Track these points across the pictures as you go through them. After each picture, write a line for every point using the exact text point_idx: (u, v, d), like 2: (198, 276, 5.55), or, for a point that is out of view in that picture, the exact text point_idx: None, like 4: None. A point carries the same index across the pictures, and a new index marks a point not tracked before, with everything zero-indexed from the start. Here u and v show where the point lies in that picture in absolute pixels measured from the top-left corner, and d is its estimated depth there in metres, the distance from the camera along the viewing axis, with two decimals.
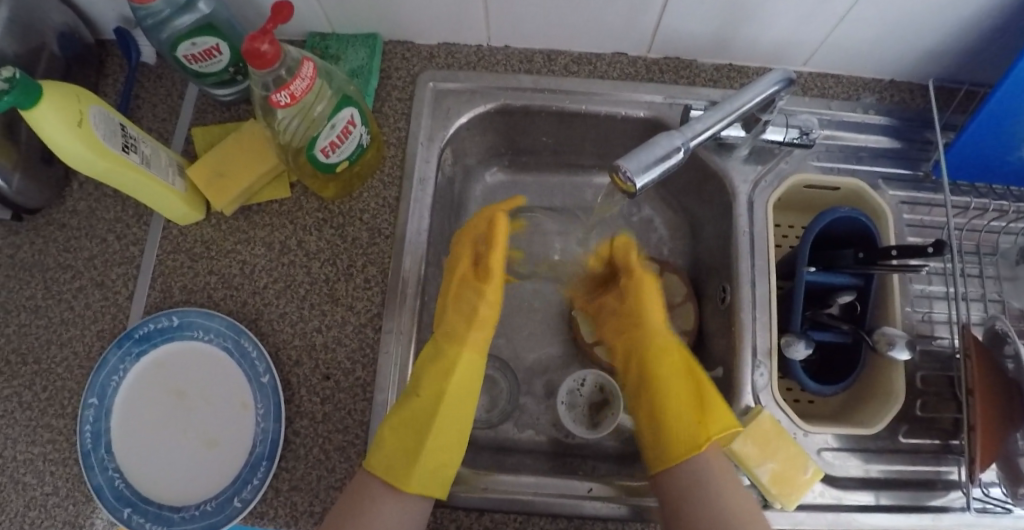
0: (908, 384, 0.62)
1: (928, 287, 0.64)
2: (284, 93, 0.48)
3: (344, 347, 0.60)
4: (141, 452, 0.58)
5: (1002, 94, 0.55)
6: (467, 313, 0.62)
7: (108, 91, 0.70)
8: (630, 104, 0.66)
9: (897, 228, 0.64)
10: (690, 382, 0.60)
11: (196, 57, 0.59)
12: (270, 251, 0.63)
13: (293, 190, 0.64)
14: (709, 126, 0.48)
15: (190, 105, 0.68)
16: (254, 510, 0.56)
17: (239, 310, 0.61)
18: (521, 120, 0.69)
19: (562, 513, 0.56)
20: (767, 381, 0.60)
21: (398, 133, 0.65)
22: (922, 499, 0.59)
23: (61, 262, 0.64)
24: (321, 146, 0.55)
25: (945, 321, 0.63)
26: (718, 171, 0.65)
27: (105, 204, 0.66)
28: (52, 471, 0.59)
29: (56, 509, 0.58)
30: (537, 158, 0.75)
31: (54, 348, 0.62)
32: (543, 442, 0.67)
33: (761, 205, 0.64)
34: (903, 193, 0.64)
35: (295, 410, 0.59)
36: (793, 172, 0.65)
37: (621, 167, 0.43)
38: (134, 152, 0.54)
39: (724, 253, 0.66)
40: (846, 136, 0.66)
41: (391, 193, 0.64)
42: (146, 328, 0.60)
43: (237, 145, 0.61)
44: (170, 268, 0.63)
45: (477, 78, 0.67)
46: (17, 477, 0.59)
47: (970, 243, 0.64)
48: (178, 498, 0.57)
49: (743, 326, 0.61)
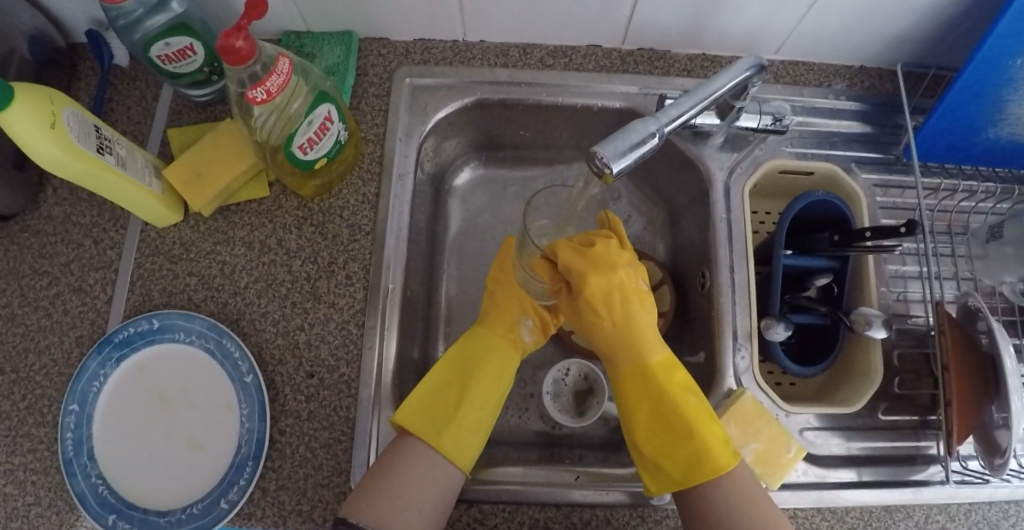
0: (886, 363, 0.63)
1: (902, 267, 0.65)
2: (260, 89, 0.48)
3: (328, 344, 0.60)
4: (124, 457, 0.57)
5: (967, 75, 0.57)
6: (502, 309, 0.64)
7: (81, 95, 0.69)
8: (606, 95, 0.66)
9: (870, 211, 0.65)
10: (663, 409, 0.56)
11: (169, 58, 0.59)
12: (250, 251, 0.63)
13: (272, 190, 0.64)
14: (684, 111, 0.49)
15: (165, 107, 0.67)
16: (241, 511, 0.56)
17: (220, 311, 0.61)
18: (498, 114, 0.69)
19: (551, 501, 0.56)
20: (749, 364, 0.61)
21: (376, 129, 0.65)
22: (903, 475, 0.60)
23: (37, 269, 0.63)
24: (299, 143, 0.55)
25: (920, 300, 0.64)
26: (695, 160, 0.66)
27: (81, 209, 0.65)
28: (33, 480, 0.58)
29: (38, 518, 0.57)
30: (517, 152, 0.75)
31: (32, 355, 0.61)
32: (531, 433, 0.67)
33: (737, 191, 0.65)
34: (875, 176, 0.66)
35: (280, 409, 0.58)
36: (767, 159, 0.66)
37: (598, 153, 0.44)
38: (109, 153, 0.54)
39: (703, 240, 0.67)
40: (819, 122, 0.67)
41: (371, 190, 0.64)
42: (127, 331, 0.59)
43: (214, 145, 0.61)
44: (148, 272, 0.62)
45: (453, 73, 0.67)
46: None
47: (942, 223, 0.65)
48: (164, 503, 0.56)
49: (723, 311, 0.62)
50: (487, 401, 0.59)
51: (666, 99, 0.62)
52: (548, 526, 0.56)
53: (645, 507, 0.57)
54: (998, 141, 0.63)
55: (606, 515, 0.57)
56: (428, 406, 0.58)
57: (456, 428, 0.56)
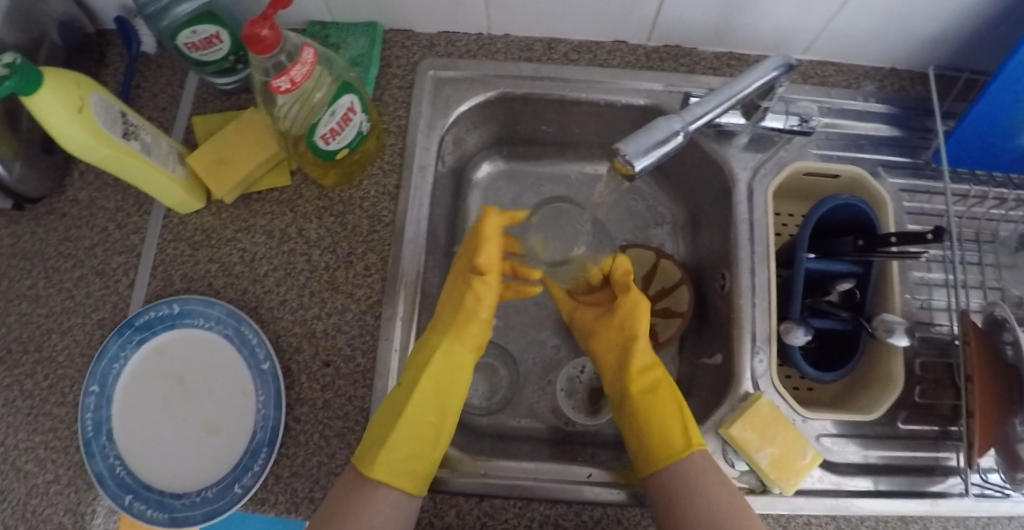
0: (908, 371, 0.62)
1: (927, 274, 0.64)
2: (284, 78, 0.48)
3: (345, 334, 0.60)
4: (141, 439, 0.58)
5: (1000, 81, 0.55)
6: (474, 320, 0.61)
7: (109, 81, 0.70)
8: (630, 92, 0.66)
9: (897, 216, 0.64)
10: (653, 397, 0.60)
11: (196, 46, 0.59)
12: (270, 239, 0.63)
13: (293, 178, 0.65)
14: (709, 110, 0.48)
15: (191, 95, 0.68)
16: (255, 496, 0.57)
17: (239, 298, 0.62)
18: (520, 109, 0.69)
19: (562, 498, 0.56)
20: (766, 368, 0.60)
21: (398, 121, 0.65)
22: (921, 486, 0.59)
23: (62, 251, 0.64)
24: (321, 133, 0.55)
25: (945, 308, 0.63)
26: (718, 159, 0.65)
27: (106, 193, 0.66)
28: (54, 459, 0.59)
29: (58, 496, 0.58)
30: (538, 147, 0.75)
31: (55, 336, 0.62)
32: (543, 429, 0.67)
33: (760, 192, 0.64)
34: (903, 180, 0.64)
35: (296, 397, 0.59)
36: (792, 160, 0.65)
37: (620, 150, 0.43)
38: (134, 139, 0.54)
39: (724, 241, 0.66)
40: (846, 124, 0.66)
41: (391, 181, 0.64)
42: (147, 315, 0.60)
43: (238, 133, 0.61)
44: (170, 257, 0.63)
45: (477, 66, 0.67)
46: (19, 465, 0.59)
47: (970, 231, 0.64)
48: (179, 486, 0.57)
49: (742, 313, 0.62)
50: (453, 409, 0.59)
51: (691, 97, 0.62)
52: (558, 523, 0.56)
53: None
54: None
55: (616, 515, 0.56)
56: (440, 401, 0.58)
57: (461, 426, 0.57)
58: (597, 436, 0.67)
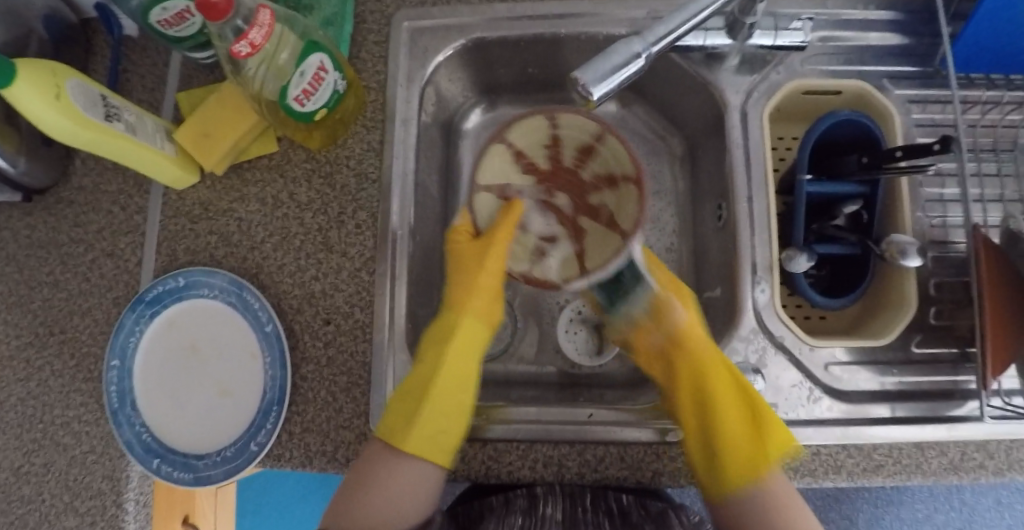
0: (922, 292, 0.60)
1: (942, 191, 0.62)
2: (244, 43, 0.50)
3: (341, 292, 0.61)
4: (163, 408, 0.61)
5: None
6: (477, 294, 0.61)
7: (97, 68, 0.70)
8: (611, 22, 0.64)
9: (906, 129, 0.62)
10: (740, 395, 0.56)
11: (306, 94, 0.56)
12: (264, 206, 0.64)
13: (280, 145, 0.65)
14: (673, 28, 0.45)
15: (176, 73, 0.68)
16: (271, 452, 0.59)
17: (240, 266, 0.63)
18: (504, 52, 0.68)
19: (563, 438, 0.57)
20: (769, 298, 0.59)
21: (377, 76, 0.65)
22: (940, 410, 0.57)
23: (74, 237, 0.67)
24: (296, 95, 0.56)
25: (960, 225, 0.61)
26: (708, 83, 0.63)
27: (108, 177, 0.67)
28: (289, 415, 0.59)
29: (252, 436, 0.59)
30: (526, 90, 0.74)
31: (76, 318, 0.65)
32: (552, 372, 0.68)
33: (755, 117, 0.61)
34: (911, 91, 0.62)
35: (301, 356, 0.60)
36: (786, 81, 0.62)
37: (577, 78, 0.41)
38: (118, 120, 0.56)
39: (721, 170, 0.64)
40: (845, 36, 0.63)
41: (375, 137, 0.64)
42: (156, 290, 0.62)
43: (219, 104, 0.62)
44: (172, 232, 0.65)
45: (453, 12, 0.65)
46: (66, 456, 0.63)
47: (987, 141, 0.62)
48: (201, 447, 0.60)
49: (740, 246, 0.60)
50: (446, 413, 0.56)
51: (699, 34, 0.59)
52: (562, 463, 0.57)
53: (660, 444, 0.57)
54: None
55: (619, 452, 0.57)
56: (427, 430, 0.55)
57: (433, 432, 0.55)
58: (604, 377, 0.68)
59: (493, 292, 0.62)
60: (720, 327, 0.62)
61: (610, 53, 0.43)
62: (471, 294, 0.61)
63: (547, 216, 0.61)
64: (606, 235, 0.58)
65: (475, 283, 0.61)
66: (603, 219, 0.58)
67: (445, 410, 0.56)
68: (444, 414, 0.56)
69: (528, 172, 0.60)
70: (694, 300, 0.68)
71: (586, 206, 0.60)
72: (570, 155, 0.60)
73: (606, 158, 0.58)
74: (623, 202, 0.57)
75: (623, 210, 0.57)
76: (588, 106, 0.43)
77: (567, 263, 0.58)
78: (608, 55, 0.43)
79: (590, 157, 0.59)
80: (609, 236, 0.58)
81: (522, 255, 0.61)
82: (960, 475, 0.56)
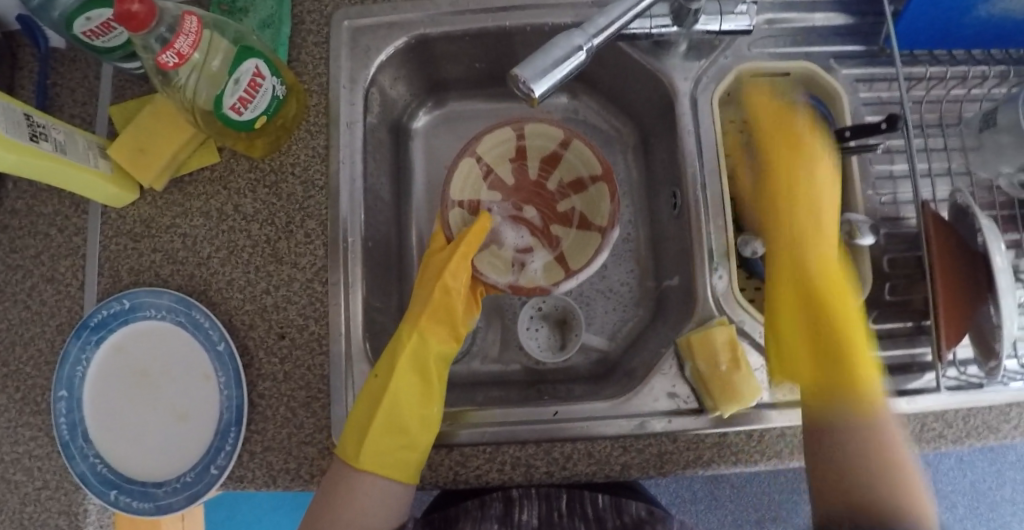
0: (876, 269, 0.61)
1: (891, 168, 0.62)
2: (170, 53, 0.48)
3: (295, 304, 0.59)
4: (117, 436, 0.59)
5: None
6: (436, 307, 0.60)
7: (23, 83, 0.66)
8: (556, 13, 0.62)
9: (853, 107, 0.62)
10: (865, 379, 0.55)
11: (243, 102, 0.54)
12: (209, 220, 0.62)
13: (222, 155, 0.63)
14: (615, 18, 0.44)
15: (108, 86, 0.65)
16: (232, 474, 0.57)
17: (187, 284, 0.61)
18: (450, 48, 0.66)
19: (529, 438, 0.56)
20: (727, 283, 0.59)
21: (319, 79, 0.63)
22: (898, 385, 0.58)
23: (10, 264, 0.63)
24: (232, 104, 0.53)
25: (910, 200, 0.62)
26: (656, 71, 0.62)
27: (42, 199, 0.64)
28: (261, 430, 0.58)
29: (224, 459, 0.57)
30: (476, 85, 0.72)
31: (19, 348, 0.62)
32: (518, 370, 0.68)
33: (705, 102, 0.61)
34: (858, 70, 0.62)
35: (257, 373, 0.59)
36: (732, 65, 0.62)
37: (517, 75, 0.40)
38: (44, 140, 0.53)
39: (675, 158, 0.63)
40: (788, 17, 0.63)
41: (320, 142, 0.62)
42: (101, 314, 0.60)
43: (154, 117, 0.60)
44: (114, 253, 0.62)
45: (393, 9, 0.64)
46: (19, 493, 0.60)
47: (932, 115, 0.62)
48: (159, 474, 0.58)
49: (696, 234, 0.60)
50: (405, 432, 0.55)
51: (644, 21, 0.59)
52: (530, 463, 0.56)
53: (629, 437, 0.56)
54: (991, 20, 0.58)
55: (587, 449, 0.56)
56: (389, 447, 0.55)
57: (391, 451, 0.55)
58: (570, 372, 0.67)
59: (459, 297, 0.61)
60: (680, 315, 0.62)
61: (550, 47, 0.41)
62: (428, 309, 0.60)
63: (519, 229, 0.67)
64: (582, 235, 0.65)
65: (432, 300, 0.60)
66: (575, 220, 0.66)
67: (411, 426, 0.55)
68: (408, 429, 0.55)
69: (495, 186, 0.67)
70: (656, 289, 0.68)
71: (556, 213, 0.67)
72: (531, 166, 0.67)
73: (573, 162, 0.66)
74: (592, 202, 0.65)
75: (596, 208, 0.64)
76: (530, 103, 0.42)
77: (549, 268, 0.64)
78: (549, 48, 0.41)
79: (556, 165, 0.67)
80: (585, 235, 0.65)
81: (504, 268, 0.65)
82: (921, 446, 0.57)
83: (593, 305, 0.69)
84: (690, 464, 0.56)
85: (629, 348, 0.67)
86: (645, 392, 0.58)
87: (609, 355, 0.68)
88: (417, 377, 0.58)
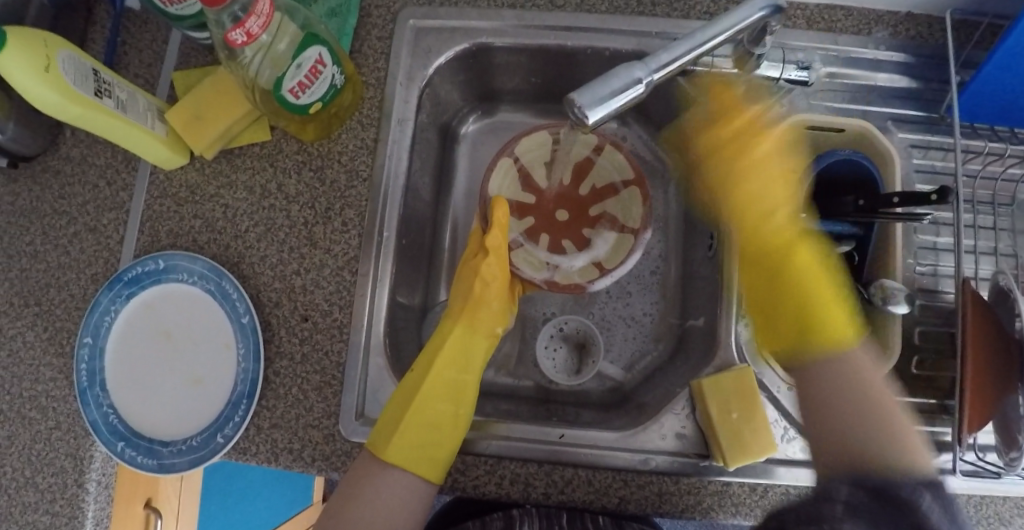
0: (906, 340, 0.60)
1: (935, 239, 0.61)
2: (239, 31, 0.49)
3: (322, 289, 0.60)
4: (132, 391, 0.61)
5: (1007, 44, 0.51)
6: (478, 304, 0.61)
7: (95, 38, 0.68)
8: (618, 39, 0.63)
9: (905, 173, 0.61)
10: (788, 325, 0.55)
11: (301, 87, 0.55)
12: (251, 195, 0.63)
13: (273, 134, 0.64)
14: (678, 56, 0.44)
15: (174, 51, 0.67)
16: (237, 445, 0.58)
17: (222, 254, 0.62)
18: (508, 59, 0.67)
19: (532, 456, 0.56)
20: (752, 332, 0.58)
21: (377, 73, 0.64)
22: None
23: (57, 209, 0.66)
24: (291, 87, 0.55)
25: (951, 275, 0.60)
26: (710, 110, 0.62)
27: (96, 150, 0.66)
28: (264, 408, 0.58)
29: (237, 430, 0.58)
30: (528, 99, 0.73)
31: (53, 290, 0.64)
32: (528, 385, 0.68)
33: (754, 148, 0.61)
34: (914, 136, 0.62)
35: (275, 350, 0.60)
36: (788, 115, 0.61)
37: (573, 101, 0.41)
38: (108, 96, 0.55)
39: (717, 198, 0.63)
40: (852, 74, 0.62)
41: (369, 135, 0.63)
42: (135, 271, 0.61)
43: (214, 88, 0.61)
44: (157, 213, 0.64)
45: (459, 15, 0.64)
46: (32, 430, 0.62)
47: (985, 193, 0.61)
48: (167, 433, 0.59)
49: (726, 278, 0.59)
50: (439, 426, 0.55)
51: None
52: (529, 482, 0.56)
53: (629, 471, 0.56)
54: None
55: (588, 476, 0.56)
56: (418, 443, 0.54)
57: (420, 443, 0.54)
58: (580, 395, 0.67)
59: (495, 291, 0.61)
60: (700, 356, 0.62)
61: (609, 77, 0.42)
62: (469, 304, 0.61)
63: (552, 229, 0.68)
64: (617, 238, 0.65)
65: (475, 295, 0.61)
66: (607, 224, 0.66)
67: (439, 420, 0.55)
68: (439, 426, 0.55)
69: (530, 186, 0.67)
70: (678, 326, 0.68)
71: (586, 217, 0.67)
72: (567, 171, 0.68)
73: (605, 168, 0.67)
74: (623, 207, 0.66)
75: (627, 212, 0.65)
76: (582, 129, 0.42)
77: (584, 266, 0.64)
78: (609, 79, 0.42)
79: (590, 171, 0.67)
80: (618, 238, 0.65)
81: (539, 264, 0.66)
82: None
83: (612, 332, 0.69)
84: (688, 507, 0.56)
85: (642, 381, 0.67)
86: (653, 428, 0.58)
87: (621, 385, 0.67)
88: (456, 371, 0.59)
